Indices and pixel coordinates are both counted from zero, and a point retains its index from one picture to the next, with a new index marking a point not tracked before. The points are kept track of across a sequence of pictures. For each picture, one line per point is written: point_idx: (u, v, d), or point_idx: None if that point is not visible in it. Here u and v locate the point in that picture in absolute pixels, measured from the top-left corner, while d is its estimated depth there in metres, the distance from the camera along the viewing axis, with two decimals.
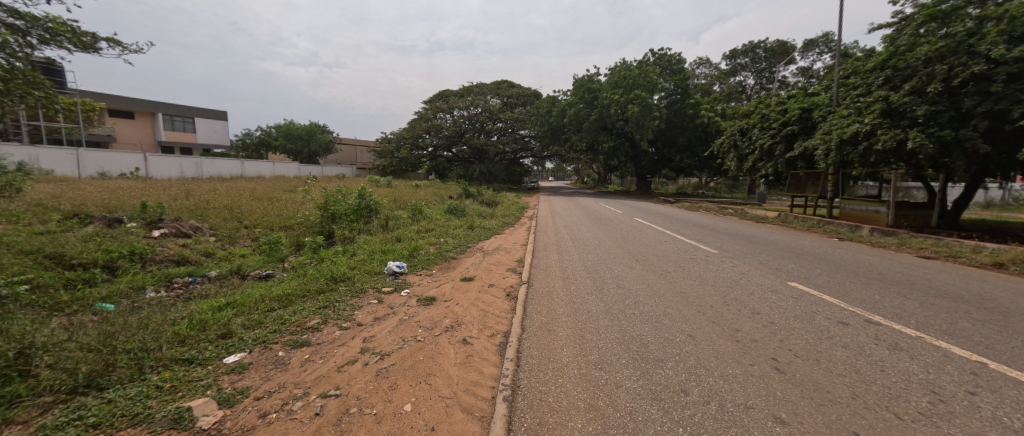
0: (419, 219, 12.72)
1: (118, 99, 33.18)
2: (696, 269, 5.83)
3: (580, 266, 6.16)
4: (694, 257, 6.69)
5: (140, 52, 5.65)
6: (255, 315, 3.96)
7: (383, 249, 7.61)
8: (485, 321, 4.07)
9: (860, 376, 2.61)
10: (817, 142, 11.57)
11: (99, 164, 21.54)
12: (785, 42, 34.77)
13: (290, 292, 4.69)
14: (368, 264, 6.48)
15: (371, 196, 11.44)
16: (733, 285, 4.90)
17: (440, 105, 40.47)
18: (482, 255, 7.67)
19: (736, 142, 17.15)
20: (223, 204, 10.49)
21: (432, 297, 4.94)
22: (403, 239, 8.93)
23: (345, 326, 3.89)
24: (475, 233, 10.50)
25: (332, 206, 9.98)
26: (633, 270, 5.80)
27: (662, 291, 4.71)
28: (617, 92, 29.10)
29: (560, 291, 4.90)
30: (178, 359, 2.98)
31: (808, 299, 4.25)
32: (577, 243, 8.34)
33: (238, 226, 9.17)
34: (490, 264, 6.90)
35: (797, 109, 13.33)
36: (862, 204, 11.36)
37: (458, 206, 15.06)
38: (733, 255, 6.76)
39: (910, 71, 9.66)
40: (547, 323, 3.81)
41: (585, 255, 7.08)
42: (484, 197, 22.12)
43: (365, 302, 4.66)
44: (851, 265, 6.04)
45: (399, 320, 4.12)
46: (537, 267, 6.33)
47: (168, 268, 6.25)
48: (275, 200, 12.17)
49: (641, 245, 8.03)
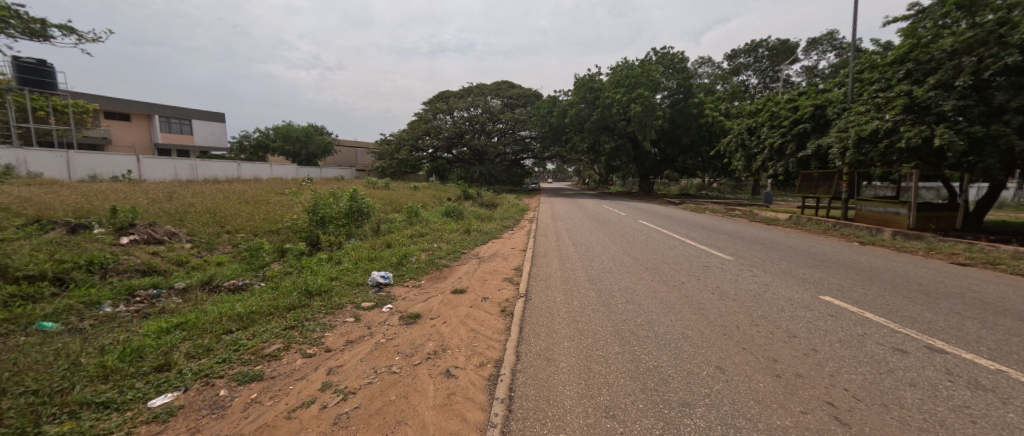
0: (413, 223, 12.16)
1: (113, 101, 32.78)
2: (713, 279, 5.24)
3: (584, 276, 5.56)
4: (707, 265, 6.10)
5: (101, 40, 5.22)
6: (206, 339, 3.40)
7: (370, 256, 7.05)
8: (474, 346, 3.48)
9: (948, 430, 2.02)
10: (833, 140, 10.96)
11: (90, 166, 21.03)
12: (788, 41, 34.22)
13: (254, 309, 4.11)
14: (351, 273, 5.93)
15: (363, 199, 10.90)
16: (758, 300, 4.31)
17: (439, 106, 39.97)
18: (477, 263, 7.10)
19: (743, 141, 16.53)
20: (206, 208, 9.97)
21: (417, 314, 4.37)
22: (393, 245, 8.37)
23: (309, 352, 3.32)
24: (471, 237, 9.93)
25: (320, 209, 9.45)
26: (643, 281, 5.23)
27: (677, 308, 4.11)
28: (619, 91, 28.54)
29: (561, 307, 4.32)
30: (90, 404, 2.43)
31: (850, 318, 3.66)
32: (580, 249, 7.75)
33: (219, 231, 8.64)
34: (485, 273, 6.32)
35: (809, 106, 12.73)
36: (880, 205, 10.73)
37: (455, 209, 14.51)
38: (750, 262, 6.16)
39: (934, 64, 9.10)
40: (547, 349, 3.24)
41: (589, 262, 6.49)
42: (483, 199, 21.58)
43: (338, 321, 4.09)
44: (885, 274, 5.43)
45: (375, 343, 3.55)
46: (535, 278, 5.73)
47: (131, 279, 5.71)
48: (263, 203, 11.63)
49: (649, 251, 7.42)
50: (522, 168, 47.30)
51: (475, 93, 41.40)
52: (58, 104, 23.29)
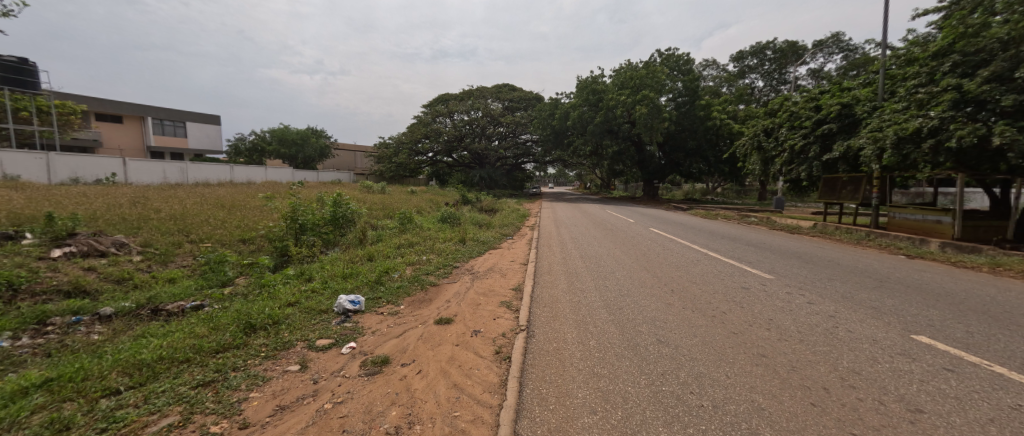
0: (406, 231, 11.13)
1: (105, 102, 31.98)
2: (760, 308, 4.19)
3: (598, 302, 4.53)
4: (745, 286, 5.06)
5: None
6: (64, 411, 2.36)
7: (346, 272, 6.01)
8: (454, 419, 2.44)
9: None
10: (865, 141, 9.93)
11: (72, 169, 20.07)
12: (795, 42, 33.19)
13: (164, 353, 3.09)
14: (316, 296, 4.88)
15: (347, 204, 9.87)
16: (836, 344, 3.25)
17: (438, 109, 39.03)
18: (469, 280, 6.07)
19: (759, 143, 15.46)
20: (171, 214, 8.97)
21: (385, 357, 3.34)
22: (376, 258, 7.34)
23: (211, 432, 2.29)
24: (466, 248, 8.88)
25: (299, 215, 8.47)
26: (671, 309, 4.23)
27: (730, 354, 3.07)
28: (624, 93, 27.66)
29: (575, 351, 3.26)
30: None
31: (984, 380, 2.61)
32: (589, 264, 6.73)
33: (180, 241, 7.64)
34: (478, 295, 5.29)
35: (835, 104, 11.70)
36: (917, 213, 9.74)
37: (452, 215, 13.50)
38: (796, 283, 5.14)
39: (985, 55, 8.09)
40: (560, 429, 2.22)
41: (602, 282, 5.47)
42: (482, 204, 20.56)
43: (276, 371, 3.04)
44: (971, 301, 4.39)
45: (315, 411, 2.52)
46: (539, 303, 4.69)
47: (47, 303, 4.70)
48: (239, 208, 10.62)
49: (670, 266, 6.40)
50: (523, 172, 46.38)
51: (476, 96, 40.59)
52: (41, 104, 22.44)
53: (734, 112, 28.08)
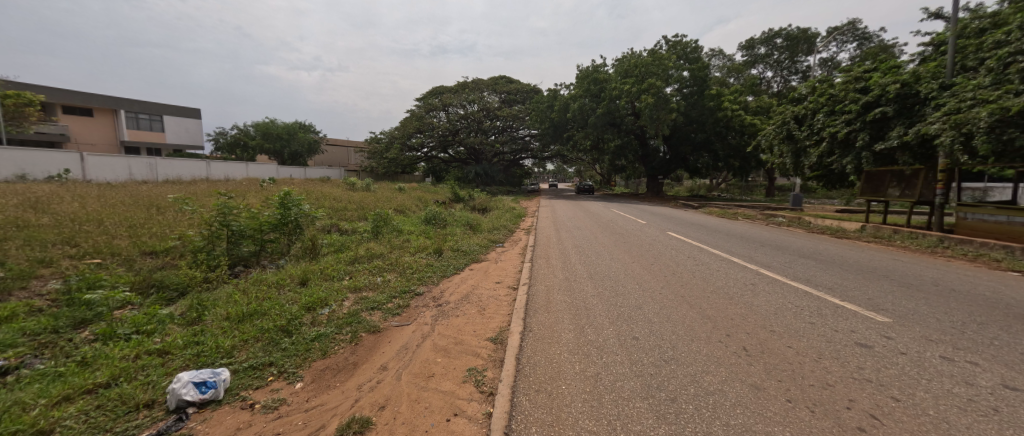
0: (376, 237, 9.20)
1: (73, 94, 29.90)
2: (941, 410, 2.23)
3: (633, 384, 2.60)
4: (863, 343, 3.11)
5: (243, 227, 6.72)
6: None
7: (245, 309, 4.06)
8: None
9: None
10: (939, 124, 8.00)
11: (18, 164, 18.01)
12: (809, 29, 31.01)
13: None
14: (155, 366, 2.92)
15: (299, 204, 7.90)
16: None
17: (432, 101, 36.77)
18: (430, 320, 4.13)
19: (788, 133, 13.50)
20: (62, 220, 6.98)
21: None
22: (313, 280, 5.41)
23: None
24: (441, 262, 6.93)
25: (226, 220, 6.47)
26: (770, 408, 2.28)
27: None
28: (628, 82, 25.79)
29: None
30: None
31: None
32: (603, 291, 4.81)
33: (49, 257, 5.64)
34: (435, 353, 3.34)
35: (891, 81, 9.71)
36: (998, 212, 7.79)
37: (436, 215, 11.64)
38: (948, 338, 3.18)
39: None
40: None
41: (629, 331, 3.51)
42: (475, 202, 18.52)
43: None
44: None
45: None
46: (530, 380, 2.75)
47: None
48: (164, 211, 8.57)
49: (719, 296, 4.47)
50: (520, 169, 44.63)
51: (472, 88, 38.64)
52: None
53: (744, 102, 26.24)
